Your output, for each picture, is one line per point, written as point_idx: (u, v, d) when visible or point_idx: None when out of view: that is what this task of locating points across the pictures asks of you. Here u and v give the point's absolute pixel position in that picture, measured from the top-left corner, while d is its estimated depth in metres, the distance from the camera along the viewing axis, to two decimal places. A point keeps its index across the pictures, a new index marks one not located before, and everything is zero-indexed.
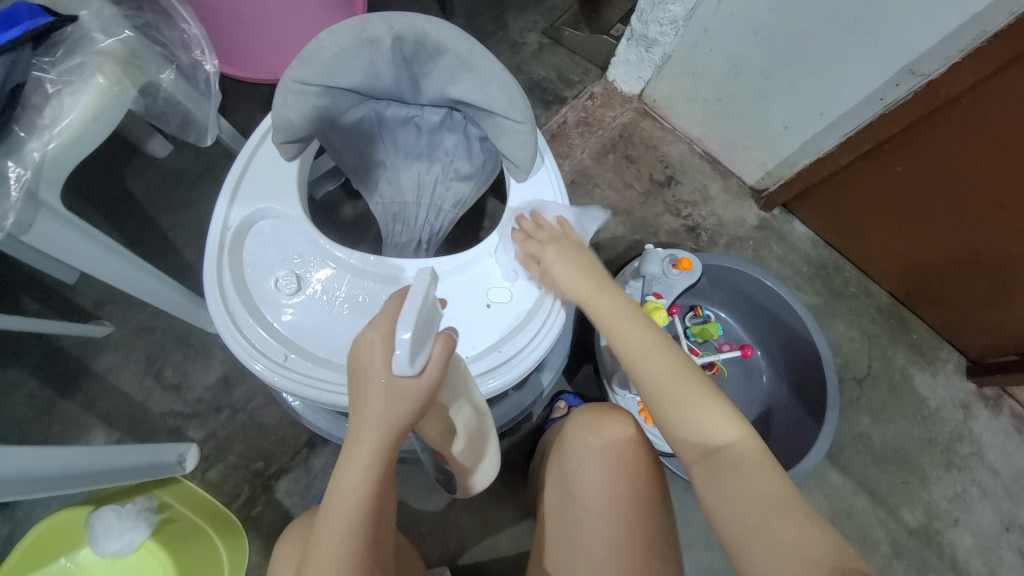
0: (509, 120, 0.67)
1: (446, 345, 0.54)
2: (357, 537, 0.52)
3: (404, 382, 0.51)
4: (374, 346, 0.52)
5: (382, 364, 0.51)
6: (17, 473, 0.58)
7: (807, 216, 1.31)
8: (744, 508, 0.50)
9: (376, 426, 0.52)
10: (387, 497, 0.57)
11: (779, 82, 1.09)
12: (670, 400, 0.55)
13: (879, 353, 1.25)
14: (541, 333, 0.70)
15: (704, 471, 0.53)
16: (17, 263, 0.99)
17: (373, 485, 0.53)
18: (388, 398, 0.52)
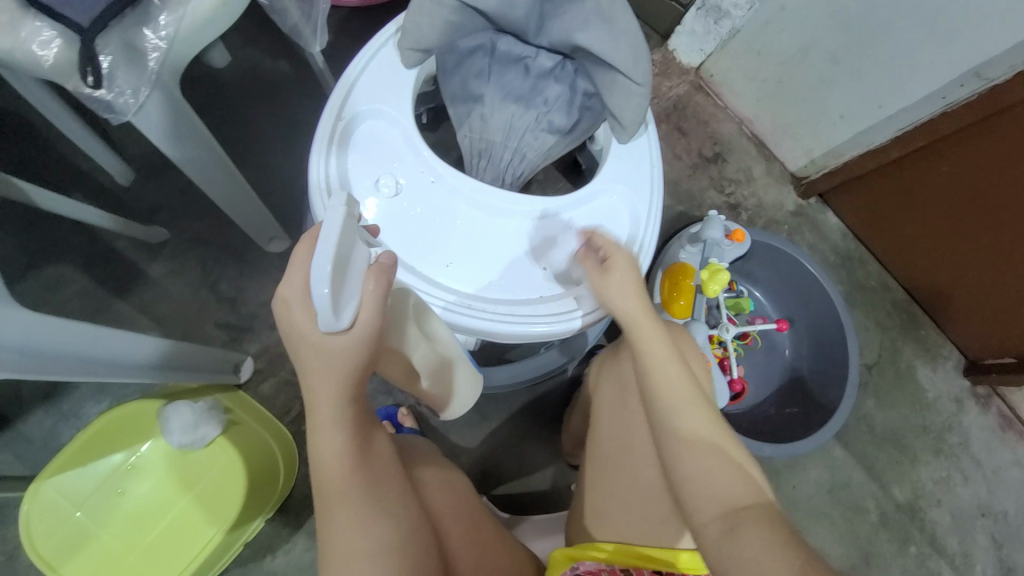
0: (627, 78, 0.70)
1: (382, 275, 0.50)
2: (351, 494, 0.55)
3: (330, 339, 0.49)
4: (295, 305, 0.49)
5: (305, 323, 0.49)
6: (102, 354, 0.60)
7: (841, 208, 1.35)
8: (749, 540, 0.51)
9: (327, 392, 0.52)
10: (373, 451, 0.58)
11: (846, 69, 1.11)
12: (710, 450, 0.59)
13: (889, 344, 1.33)
14: None
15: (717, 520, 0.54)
16: (69, 158, 0.96)
17: (347, 445, 0.55)
18: (320, 358, 0.50)
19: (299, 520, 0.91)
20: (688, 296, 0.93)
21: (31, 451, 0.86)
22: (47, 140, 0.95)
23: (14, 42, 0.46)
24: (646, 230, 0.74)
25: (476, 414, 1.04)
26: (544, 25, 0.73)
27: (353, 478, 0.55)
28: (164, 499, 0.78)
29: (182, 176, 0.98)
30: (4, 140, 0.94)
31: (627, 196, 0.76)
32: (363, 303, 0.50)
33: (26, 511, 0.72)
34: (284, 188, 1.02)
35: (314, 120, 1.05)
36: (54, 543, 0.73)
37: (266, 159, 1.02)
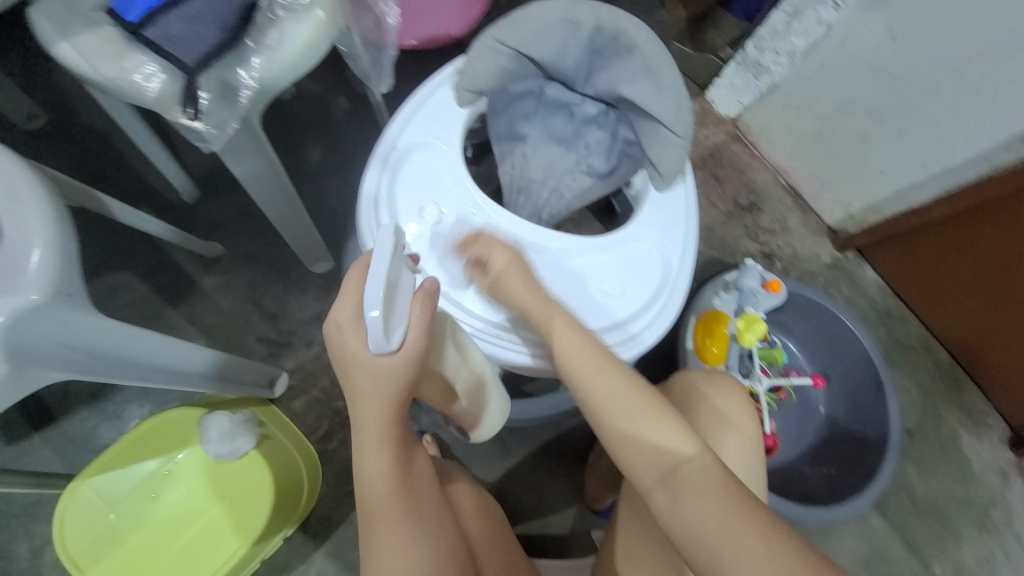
0: (669, 130, 0.72)
1: (427, 300, 0.53)
2: (393, 511, 0.57)
3: (382, 360, 0.51)
4: (345, 329, 0.51)
5: (357, 344, 0.52)
6: (163, 361, 0.63)
7: (880, 264, 1.33)
8: (688, 504, 0.53)
9: (374, 410, 0.55)
10: (414, 469, 0.61)
11: (888, 127, 1.12)
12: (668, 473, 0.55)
13: (930, 409, 1.27)
14: (651, 329, 0.73)
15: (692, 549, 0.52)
16: (142, 175, 1.03)
17: (391, 462, 0.57)
18: (370, 375, 0.52)
19: (316, 541, 0.91)
20: (721, 343, 0.93)
21: (71, 449, 0.89)
22: (124, 158, 1.04)
23: (119, 71, 0.52)
24: (680, 278, 0.75)
25: (498, 448, 1.03)
26: (592, 75, 0.75)
27: (395, 495, 0.57)
28: (195, 506, 0.80)
29: (240, 196, 1.04)
30: (87, 155, 1.03)
31: (662, 241, 0.76)
32: (411, 325, 0.52)
33: (60, 513, 0.74)
34: (332, 213, 1.07)
35: (365, 152, 1.11)
36: (84, 546, 0.75)
37: (317, 186, 1.08)
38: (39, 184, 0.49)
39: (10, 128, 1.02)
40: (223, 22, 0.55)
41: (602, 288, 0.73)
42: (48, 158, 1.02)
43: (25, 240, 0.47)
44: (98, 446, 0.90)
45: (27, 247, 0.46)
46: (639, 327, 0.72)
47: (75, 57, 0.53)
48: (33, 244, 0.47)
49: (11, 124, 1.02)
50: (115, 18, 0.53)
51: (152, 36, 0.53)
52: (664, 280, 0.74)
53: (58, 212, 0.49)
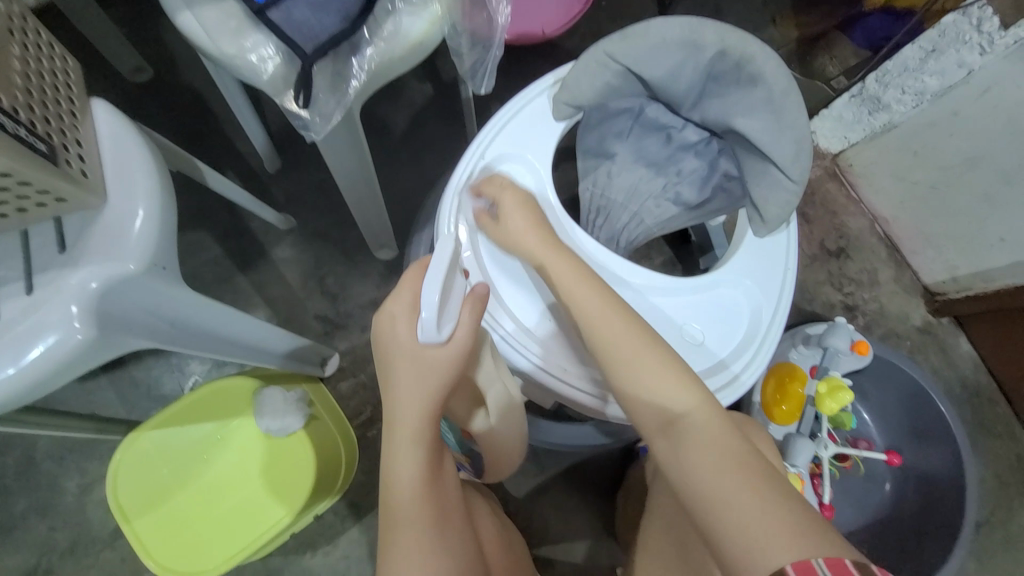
0: (782, 173, 0.64)
1: (474, 302, 0.49)
2: (419, 517, 0.53)
3: (429, 352, 0.47)
4: (395, 321, 0.48)
5: (409, 340, 0.47)
6: (231, 334, 0.64)
7: (978, 337, 1.19)
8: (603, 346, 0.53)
9: (411, 410, 0.50)
10: (441, 476, 0.56)
11: (1020, 190, 0.99)
12: (621, 369, 0.51)
13: (1009, 505, 1.14)
14: (732, 386, 0.67)
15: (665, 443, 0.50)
16: (230, 139, 1.06)
17: (425, 466, 0.53)
18: (414, 374, 0.48)
19: (343, 525, 0.92)
20: (792, 402, 0.86)
21: (134, 394, 0.94)
22: (216, 121, 1.07)
23: (237, 50, 0.52)
24: (768, 331, 0.69)
25: (533, 464, 1.01)
26: (701, 101, 0.68)
27: (422, 497, 0.53)
28: (241, 471, 0.84)
29: (318, 172, 1.05)
30: (184, 115, 1.07)
31: (752, 290, 0.70)
32: (463, 322, 0.48)
33: (115, 462, 0.76)
34: (402, 201, 1.07)
35: (443, 143, 1.09)
36: (134, 496, 0.78)
37: (391, 172, 1.07)
38: (147, 153, 0.49)
39: (120, 81, 1.07)
40: (348, 11, 0.53)
41: (684, 334, 0.68)
42: (149, 113, 1.06)
43: (129, 209, 0.47)
44: (158, 395, 0.94)
45: (130, 217, 0.47)
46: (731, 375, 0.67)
47: (195, 30, 0.53)
48: (137, 214, 0.47)
49: (121, 76, 1.07)
50: None
51: (274, 17, 0.51)
52: (749, 333, 0.69)
53: (161, 183, 0.49)
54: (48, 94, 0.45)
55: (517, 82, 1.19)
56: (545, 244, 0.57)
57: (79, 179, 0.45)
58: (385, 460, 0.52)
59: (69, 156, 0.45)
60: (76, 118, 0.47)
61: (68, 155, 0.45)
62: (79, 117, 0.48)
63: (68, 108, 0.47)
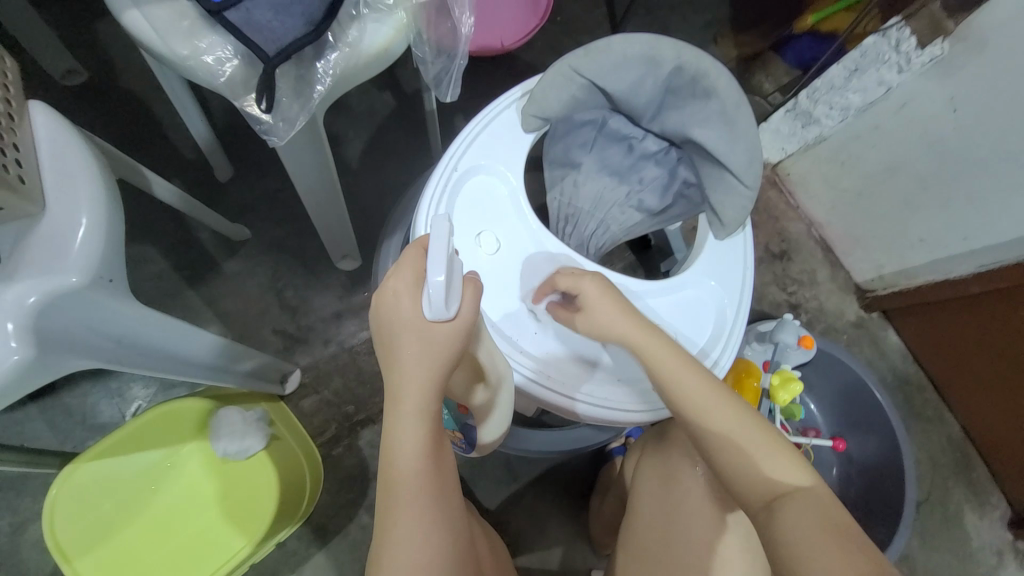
0: (736, 179, 0.67)
1: (475, 289, 0.50)
2: (427, 491, 0.51)
3: (437, 326, 0.48)
4: (399, 297, 0.48)
5: (411, 313, 0.48)
6: (182, 351, 0.59)
7: (904, 329, 1.31)
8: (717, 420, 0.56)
9: (420, 376, 0.49)
10: (444, 453, 0.54)
11: (934, 196, 1.11)
12: (661, 381, 0.58)
13: (938, 480, 1.25)
14: None
15: (697, 438, 0.57)
16: (176, 146, 1.00)
17: (427, 443, 0.51)
18: (421, 344, 0.48)
19: (310, 549, 0.88)
20: (750, 395, 0.91)
21: (67, 423, 0.85)
22: (160, 127, 1.01)
23: (190, 52, 0.50)
24: (732, 329, 0.72)
25: (505, 472, 1.00)
26: (659, 113, 0.71)
27: (428, 469, 0.51)
28: (194, 503, 0.78)
29: (274, 181, 1.01)
30: (122, 121, 1.00)
31: (715, 291, 0.73)
32: (467, 300, 0.49)
33: (49, 500, 0.69)
34: (364, 210, 1.04)
35: (406, 151, 1.09)
36: (75, 534, 0.71)
37: (352, 181, 1.05)
38: (93, 157, 0.46)
39: (48, 82, 0.99)
40: (311, 13, 0.51)
41: None
42: (82, 118, 0.99)
43: (71, 216, 0.44)
44: (95, 423, 0.86)
45: (73, 225, 0.43)
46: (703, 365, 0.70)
47: (144, 29, 0.50)
48: (81, 223, 0.44)
49: (49, 77, 0.99)
50: None
51: (232, 19, 0.49)
52: (715, 331, 0.71)
53: (109, 189, 0.46)
54: None
55: (478, 93, 1.21)
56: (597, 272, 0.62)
57: (17, 187, 0.41)
58: (390, 437, 0.50)
59: (4, 161, 0.41)
60: (12, 119, 0.44)
61: (3, 159, 0.41)
62: (14, 117, 0.44)
63: (1, 108, 0.43)
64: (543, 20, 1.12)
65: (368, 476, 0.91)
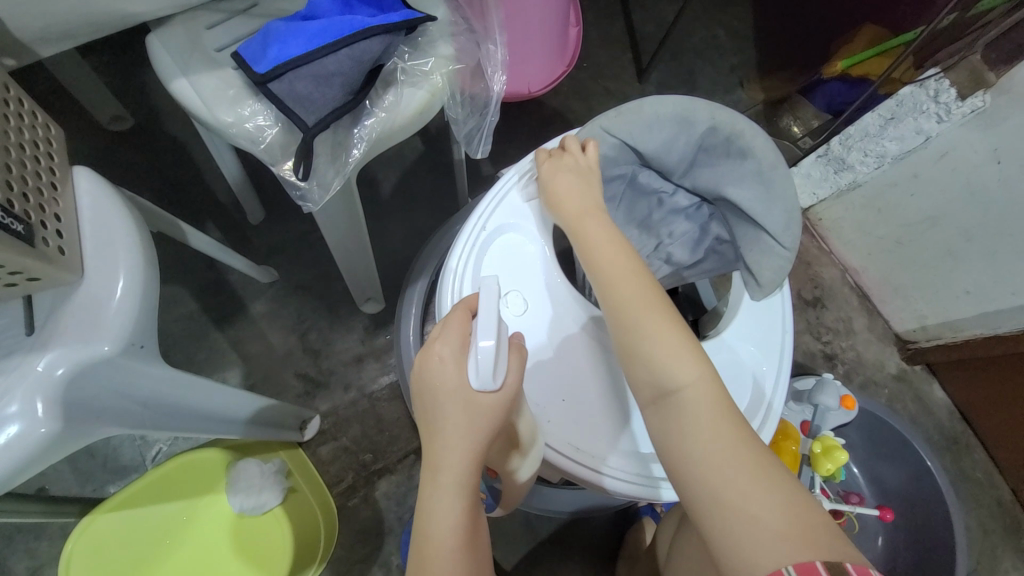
0: (773, 240, 0.65)
1: (519, 358, 0.50)
2: None
3: (483, 398, 0.46)
4: (444, 361, 0.47)
5: (459, 380, 0.47)
6: (204, 408, 0.58)
7: (949, 384, 1.24)
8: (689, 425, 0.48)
9: (462, 446, 0.47)
10: (479, 536, 0.51)
11: (979, 247, 1.06)
12: (632, 340, 0.51)
13: (993, 553, 1.15)
14: None
15: (655, 412, 0.50)
16: (212, 188, 1.03)
17: (463, 523, 0.48)
18: (466, 412, 0.47)
19: None
20: (787, 460, 0.85)
21: (89, 465, 0.85)
22: (198, 171, 1.04)
23: (234, 119, 0.51)
24: (771, 396, 0.67)
25: (524, 529, 0.96)
26: (691, 169, 0.70)
27: (461, 557, 0.48)
28: (207, 558, 0.76)
29: (303, 223, 1.03)
30: (163, 164, 1.04)
31: (753, 354, 0.69)
32: (511, 369, 0.49)
33: (67, 554, 0.69)
34: (389, 253, 1.05)
35: (433, 194, 1.10)
36: None
37: (378, 224, 1.06)
38: (131, 222, 0.47)
39: (96, 128, 1.04)
40: (351, 83, 0.52)
41: None
42: (126, 163, 1.03)
43: (107, 283, 0.44)
44: (115, 465, 0.86)
45: (108, 293, 0.44)
46: None
47: (191, 98, 0.52)
48: (115, 292, 0.44)
49: (98, 124, 1.04)
50: (243, 67, 0.50)
51: (275, 89, 0.50)
52: (754, 398, 0.67)
53: (146, 255, 0.47)
54: (27, 166, 0.42)
55: (504, 137, 1.22)
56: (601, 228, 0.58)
57: (56, 259, 0.41)
58: (426, 512, 0.47)
59: (46, 234, 0.42)
60: (56, 190, 0.45)
61: (45, 232, 0.41)
62: (58, 187, 0.45)
63: (48, 179, 0.44)
64: (570, 68, 1.14)
65: (383, 529, 0.88)
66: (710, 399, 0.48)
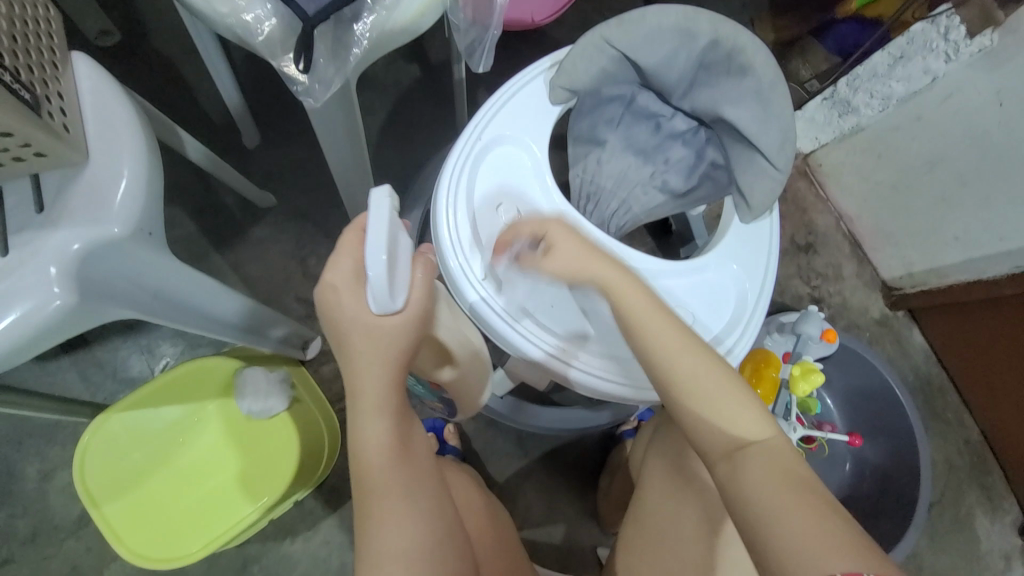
0: (768, 162, 0.65)
1: (425, 270, 0.51)
2: (394, 485, 0.56)
3: (386, 318, 0.49)
4: (343, 289, 0.50)
5: (360, 305, 0.49)
6: (206, 308, 0.59)
7: (929, 329, 1.28)
8: (763, 477, 0.48)
9: (375, 368, 0.52)
10: (410, 439, 0.59)
11: (974, 192, 1.07)
12: (696, 397, 0.52)
13: (953, 485, 1.24)
14: (728, 353, 0.69)
15: (731, 465, 0.50)
16: (205, 110, 1.01)
17: (391, 431, 0.55)
18: (371, 338, 0.50)
19: (325, 511, 0.90)
20: (767, 385, 0.90)
21: (98, 375, 0.89)
22: (191, 92, 1.01)
23: (229, 10, 0.49)
24: (752, 314, 0.70)
25: (516, 448, 1.02)
26: (693, 90, 0.69)
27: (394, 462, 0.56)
28: (216, 459, 0.81)
29: (300, 150, 1.02)
30: (154, 83, 1.01)
31: (738, 274, 0.71)
32: (415, 286, 0.50)
33: (84, 443, 0.74)
34: (389, 184, 1.05)
35: (432, 124, 1.08)
36: (103, 481, 0.75)
37: (377, 153, 1.05)
38: (133, 112, 0.47)
39: (82, 42, 1.00)
40: None
41: (673, 314, 0.68)
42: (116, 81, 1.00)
43: (113, 169, 0.45)
44: (124, 377, 0.89)
45: (114, 177, 0.44)
46: (723, 350, 0.68)
47: None
48: (122, 176, 0.44)
49: (85, 39, 1.00)
50: None
51: None
52: (736, 313, 0.70)
53: (149, 143, 0.47)
54: (30, 41, 0.42)
55: (505, 68, 1.19)
56: (591, 251, 0.56)
57: (62, 136, 0.42)
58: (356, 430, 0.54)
59: (51, 109, 0.42)
60: (57, 69, 0.44)
61: (50, 107, 0.42)
62: (59, 68, 0.44)
63: (48, 57, 0.43)
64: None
65: None
66: (781, 454, 0.49)
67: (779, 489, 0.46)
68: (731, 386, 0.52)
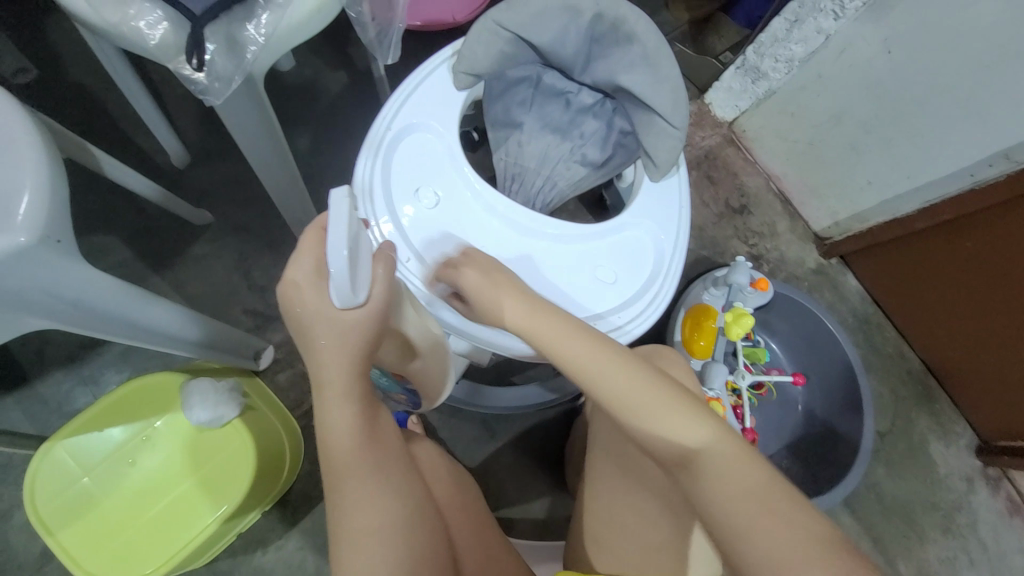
0: (665, 121, 0.70)
1: (387, 267, 0.53)
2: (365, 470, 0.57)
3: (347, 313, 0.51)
4: (302, 285, 0.51)
5: (317, 299, 0.50)
6: (132, 317, 0.60)
7: (862, 272, 1.37)
8: (716, 480, 0.51)
9: (340, 362, 0.54)
10: (380, 425, 0.61)
11: (877, 138, 1.15)
12: (631, 412, 0.56)
13: (903, 414, 1.31)
14: (653, 302, 0.73)
15: (686, 473, 0.54)
16: (131, 136, 1.01)
17: (357, 419, 0.57)
18: (332, 333, 0.52)
19: (294, 516, 0.90)
20: (708, 336, 0.96)
21: (43, 412, 0.87)
22: (114, 119, 1.01)
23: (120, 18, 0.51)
24: (670, 266, 0.75)
25: (482, 432, 1.04)
26: (591, 63, 0.73)
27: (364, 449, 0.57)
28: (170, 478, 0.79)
29: (233, 165, 1.02)
30: (74, 114, 1.00)
31: (654, 231, 0.75)
32: (377, 282, 0.52)
33: (33, 469, 0.74)
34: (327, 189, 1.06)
35: (365, 128, 1.10)
36: (55, 509, 0.74)
37: (312, 161, 1.06)
38: (30, 123, 0.47)
39: None
40: None
41: (597, 275, 0.72)
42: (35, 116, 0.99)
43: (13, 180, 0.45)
44: (70, 410, 0.87)
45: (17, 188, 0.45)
46: (643, 303, 0.73)
47: None
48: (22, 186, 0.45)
49: None
50: None
51: None
52: (655, 267, 0.74)
53: (51, 153, 0.48)
54: None
55: None
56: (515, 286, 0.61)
57: None
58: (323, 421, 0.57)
59: None
60: None
61: None
62: None
63: None
64: None
65: None
66: (723, 453, 0.53)
67: (732, 488, 0.50)
68: (667, 400, 0.56)
